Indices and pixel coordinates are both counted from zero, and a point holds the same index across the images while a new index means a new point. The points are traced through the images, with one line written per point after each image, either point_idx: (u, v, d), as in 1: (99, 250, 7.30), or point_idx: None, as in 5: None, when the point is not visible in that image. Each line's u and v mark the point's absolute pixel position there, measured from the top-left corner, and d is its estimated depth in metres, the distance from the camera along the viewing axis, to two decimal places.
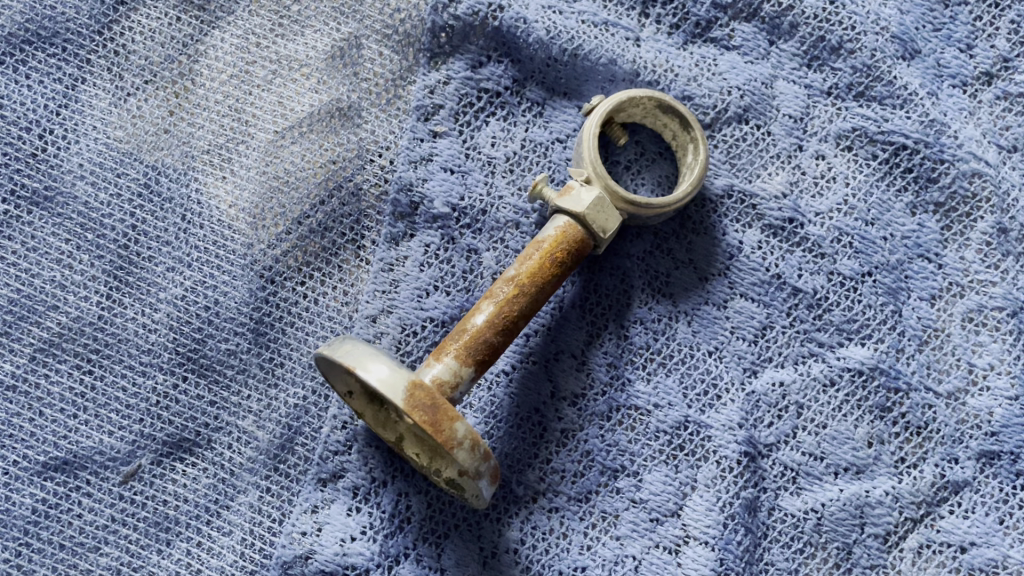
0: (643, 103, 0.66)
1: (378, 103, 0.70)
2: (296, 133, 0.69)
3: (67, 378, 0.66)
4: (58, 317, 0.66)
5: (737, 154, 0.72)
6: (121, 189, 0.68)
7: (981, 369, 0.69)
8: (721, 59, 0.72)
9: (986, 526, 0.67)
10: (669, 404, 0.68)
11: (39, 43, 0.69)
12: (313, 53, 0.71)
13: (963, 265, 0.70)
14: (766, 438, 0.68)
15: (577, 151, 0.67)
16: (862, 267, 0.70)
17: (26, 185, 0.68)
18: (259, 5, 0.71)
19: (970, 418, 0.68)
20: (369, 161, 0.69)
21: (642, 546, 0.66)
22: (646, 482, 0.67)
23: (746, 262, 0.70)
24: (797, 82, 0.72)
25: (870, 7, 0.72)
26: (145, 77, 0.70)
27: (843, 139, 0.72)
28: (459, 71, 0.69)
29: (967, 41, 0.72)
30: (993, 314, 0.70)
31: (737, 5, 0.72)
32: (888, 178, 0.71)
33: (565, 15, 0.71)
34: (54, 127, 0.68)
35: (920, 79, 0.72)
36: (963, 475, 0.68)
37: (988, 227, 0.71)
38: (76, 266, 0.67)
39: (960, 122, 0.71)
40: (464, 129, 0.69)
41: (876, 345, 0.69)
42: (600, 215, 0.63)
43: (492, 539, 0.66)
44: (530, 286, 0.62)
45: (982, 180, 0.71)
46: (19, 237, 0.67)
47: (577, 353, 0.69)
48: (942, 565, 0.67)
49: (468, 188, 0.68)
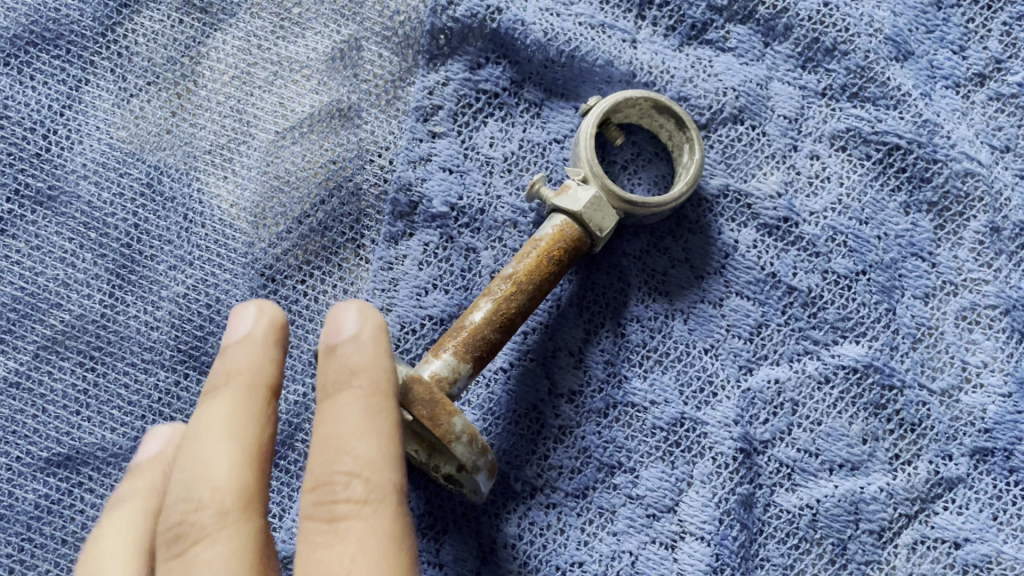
0: (639, 103, 0.68)
1: (377, 104, 0.71)
2: (297, 133, 0.70)
3: (69, 375, 0.66)
4: (62, 315, 0.67)
5: (733, 154, 0.72)
6: (124, 188, 0.68)
7: (975, 366, 0.70)
8: (717, 60, 0.73)
9: (980, 522, 0.68)
10: (665, 401, 0.69)
11: (43, 45, 0.70)
12: (314, 54, 0.72)
13: (957, 264, 0.71)
14: (762, 434, 0.69)
15: (575, 151, 0.68)
16: (857, 265, 0.71)
17: (31, 185, 0.68)
18: (260, 7, 0.72)
19: (964, 416, 0.69)
20: (368, 160, 0.70)
21: (638, 541, 0.67)
22: (643, 479, 0.68)
23: (742, 261, 0.71)
24: (792, 83, 0.73)
25: (864, 9, 0.74)
26: (148, 78, 0.71)
27: (837, 139, 0.73)
28: (458, 72, 0.70)
29: (960, 43, 0.73)
30: (986, 311, 0.71)
31: (732, 7, 0.73)
32: (881, 178, 0.72)
33: (562, 17, 0.72)
34: (59, 127, 0.69)
35: (914, 80, 0.73)
36: (957, 471, 0.68)
37: (980, 226, 0.71)
38: (80, 265, 0.67)
39: (953, 122, 0.72)
40: (463, 130, 0.70)
41: (870, 343, 0.70)
42: (596, 213, 0.64)
43: (490, 534, 0.67)
44: (528, 284, 0.62)
45: (975, 179, 0.72)
46: (23, 236, 0.68)
47: (574, 351, 0.69)
48: (937, 561, 0.68)
49: (466, 188, 0.69)
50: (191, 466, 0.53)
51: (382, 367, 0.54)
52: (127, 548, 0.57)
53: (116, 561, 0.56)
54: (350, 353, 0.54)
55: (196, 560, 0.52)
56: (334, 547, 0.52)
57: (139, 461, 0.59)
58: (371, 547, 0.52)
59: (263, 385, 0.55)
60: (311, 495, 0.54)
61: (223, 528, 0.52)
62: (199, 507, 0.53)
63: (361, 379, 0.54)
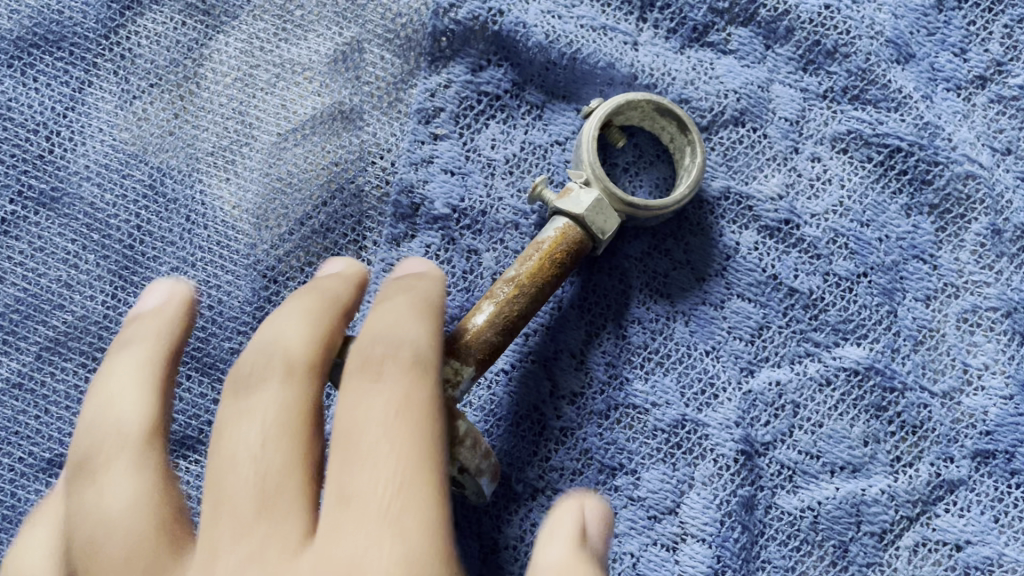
0: (642, 106, 0.68)
1: (380, 106, 0.71)
2: (300, 135, 0.70)
3: (71, 376, 0.66)
4: (64, 316, 0.67)
5: (734, 156, 0.72)
6: (127, 190, 0.69)
7: (976, 368, 0.70)
8: (718, 62, 0.73)
9: (981, 525, 0.68)
10: (667, 403, 0.69)
11: (46, 47, 0.70)
12: (316, 56, 0.72)
13: (958, 266, 0.71)
14: (763, 436, 0.69)
15: (577, 154, 0.68)
16: (858, 267, 0.71)
17: (34, 187, 0.68)
18: (263, 10, 0.72)
19: (965, 418, 0.69)
20: (370, 162, 0.70)
21: (640, 543, 0.67)
22: (644, 480, 0.68)
23: (743, 263, 0.71)
24: (793, 85, 0.73)
25: (865, 12, 0.74)
26: (150, 80, 0.71)
27: (839, 142, 0.73)
28: (459, 74, 0.70)
29: (961, 45, 0.74)
30: (988, 314, 0.71)
31: (734, 10, 0.73)
32: (882, 180, 0.72)
33: (563, 20, 0.72)
34: (62, 129, 0.69)
35: (915, 82, 0.73)
36: (959, 473, 0.68)
37: (982, 228, 0.71)
38: (82, 266, 0.67)
39: (954, 125, 0.72)
40: (464, 132, 0.70)
41: (871, 345, 0.70)
42: (599, 216, 0.64)
43: (492, 535, 0.67)
44: (531, 287, 0.63)
45: (977, 181, 0.72)
46: (26, 238, 0.68)
47: (575, 352, 0.70)
48: (938, 563, 0.68)
49: (468, 190, 0.69)
50: (258, 343, 0.53)
51: (441, 294, 0.56)
52: (138, 390, 0.52)
53: (132, 398, 0.52)
54: (414, 282, 0.56)
55: (251, 409, 0.50)
56: (377, 405, 0.50)
57: (142, 308, 0.56)
58: (408, 408, 0.50)
59: (341, 300, 0.55)
60: (355, 365, 0.52)
61: (283, 382, 0.51)
62: (262, 364, 0.52)
63: (420, 294, 0.55)
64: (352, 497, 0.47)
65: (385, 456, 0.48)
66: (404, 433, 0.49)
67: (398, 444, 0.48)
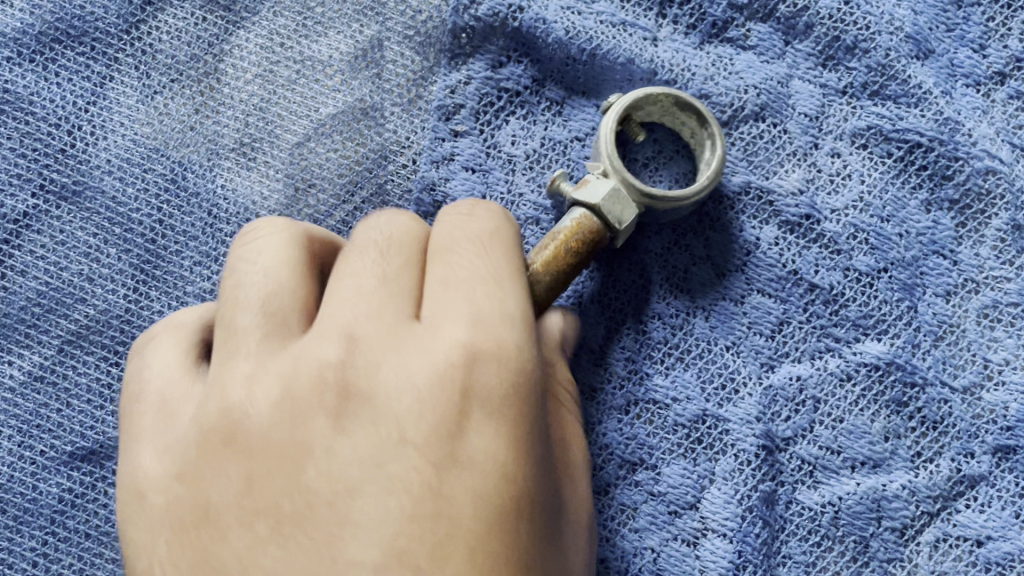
0: (662, 99, 0.68)
1: (400, 103, 0.71)
2: (321, 132, 0.71)
3: (94, 370, 0.66)
4: (86, 310, 0.67)
5: (755, 152, 0.72)
6: (148, 185, 0.69)
7: (997, 364, 0.70)
8: (737, 58, 0.73)
9: (1002, 520, 0.68)
10: (687, 398, 0.69)
11: (68, 42, 0.70)
12: (337, 53, 0.72)
13: (978, 261, 0.71)
14: (784, 432, 0.69)
15: (597, 148, 0.68)
16: (878, 263, 0.71)
17: (55, 181, 0.69)
18: (283, 5, 0.72)
19: (986, 414, 0.69)
20: (390, 159, 0.70)
21: (660, 538, 0.67)
22: (665, 475, 0.68)
23: (763, 259, 0.71)
24: (813, 81, 0.73)
25: (884, 8, 0.74)
26: (172, 75, 0.71)
27: (858, 137, 0.73)
28: (479, 70, 0.70)
29: (980, 41, 0.74)
30: (1008, 309, 0.71)
31: (753, 6, 0.73)
32: (902, 176, 0.72)
33: (583, 16, 0.72)
34: (83, 124, 0.69)
35: (934, 78, 0.73)
36: (980, 469, 0.68)
37: (1002, 224, 0.71)
38: (104, 260, 0.68)
39: (974, 121, 0.73)
40: (484, 128, 0.70)
41: (891, 341, 0.70)
42: (616, 206, 0.64)
43: None
44: (547, 274, 0.62)
45: (996, 177, 0.72)
46: (47, 232, 0.68)
47: (594, 347, 0.70)
48: (958, 559, 0.68)
49: (489, 186, 0.69)
50: None
51: None
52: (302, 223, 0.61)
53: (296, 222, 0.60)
54: None
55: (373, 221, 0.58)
56: (479, 228, 0.58)
57: None
58: (498, 239, 0.58)
59: None
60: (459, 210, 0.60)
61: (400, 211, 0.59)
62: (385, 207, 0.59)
63: None
64: (457, 288, 0.54)
65: (482, 255, 0.56)
66: (502, 261, 0.57)
67: (500, 261, 0.56)
